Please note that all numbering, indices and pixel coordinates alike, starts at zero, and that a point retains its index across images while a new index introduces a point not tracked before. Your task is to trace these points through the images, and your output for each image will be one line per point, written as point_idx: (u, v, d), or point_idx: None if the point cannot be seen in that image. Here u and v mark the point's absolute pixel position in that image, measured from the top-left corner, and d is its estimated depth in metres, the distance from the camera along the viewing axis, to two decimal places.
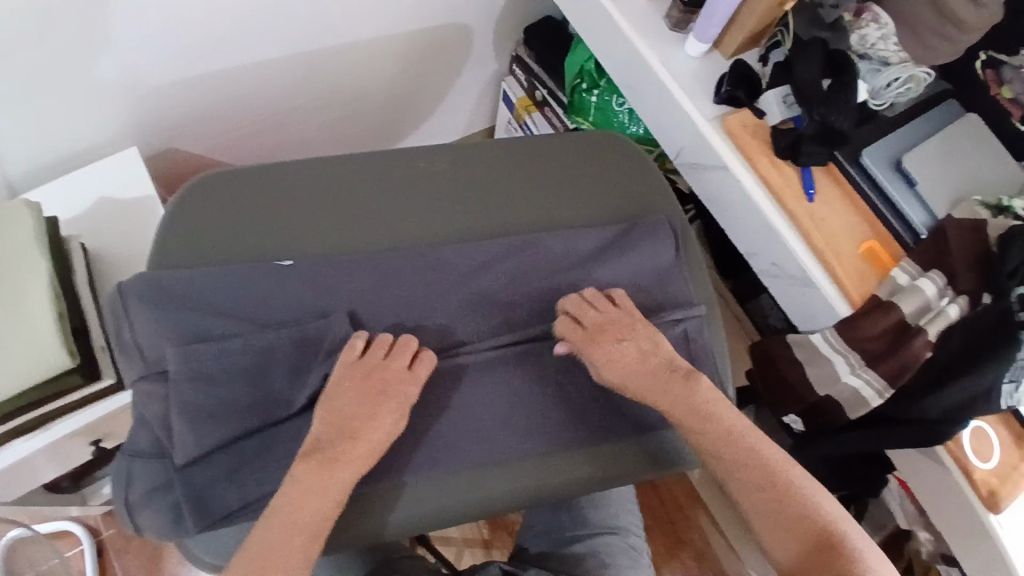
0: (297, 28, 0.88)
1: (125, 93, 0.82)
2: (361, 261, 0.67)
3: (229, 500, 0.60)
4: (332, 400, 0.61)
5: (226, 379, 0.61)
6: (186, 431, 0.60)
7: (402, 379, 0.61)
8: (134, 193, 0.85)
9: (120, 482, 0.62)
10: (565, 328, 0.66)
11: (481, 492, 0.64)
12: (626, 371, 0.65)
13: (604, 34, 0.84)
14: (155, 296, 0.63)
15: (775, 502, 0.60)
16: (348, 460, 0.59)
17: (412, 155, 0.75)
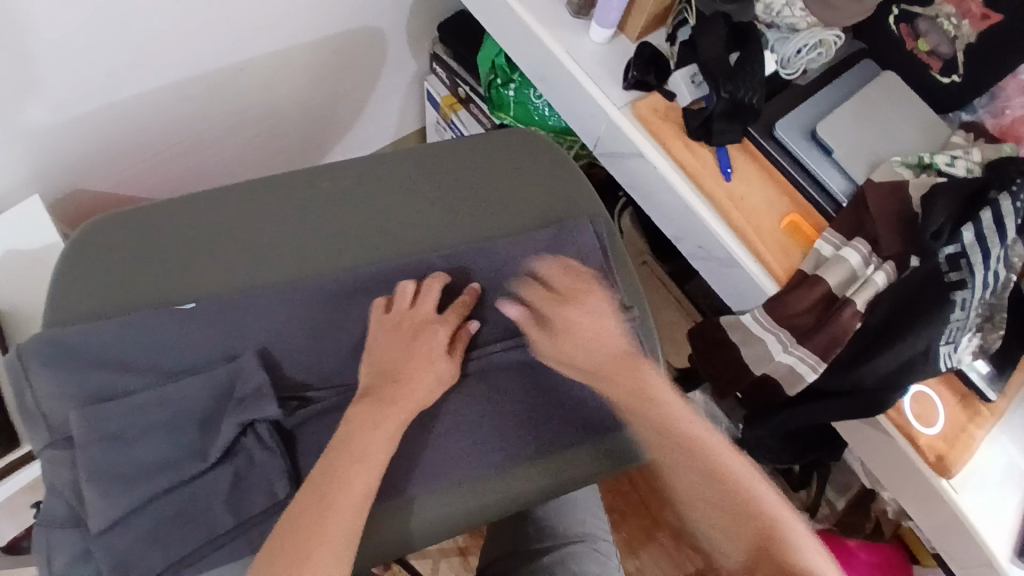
0: (194, 52, 0.84)
1: (16, 136, 0.77)
2: (270, 293, 0.64)
3: (150, 567, 0.55)
4: (373, 353, 0.62)
5: (138, 436, 0.57)
6: (94, 499, 0.55)
7: (432, 324, 0.63)
8: (36, 243, 0.82)
9: (40, 558, 0.57)
10: (540, 296, 0.68)
11: (422, 522, 0.61)
12: (585, 338, 0.66)
13: (508, 29, 0.81)
14: (55, 355, 0.59)
15: (705, 474, 0.61)
16: (399, 398, 0.59)
17: (321, 176, 0.72)
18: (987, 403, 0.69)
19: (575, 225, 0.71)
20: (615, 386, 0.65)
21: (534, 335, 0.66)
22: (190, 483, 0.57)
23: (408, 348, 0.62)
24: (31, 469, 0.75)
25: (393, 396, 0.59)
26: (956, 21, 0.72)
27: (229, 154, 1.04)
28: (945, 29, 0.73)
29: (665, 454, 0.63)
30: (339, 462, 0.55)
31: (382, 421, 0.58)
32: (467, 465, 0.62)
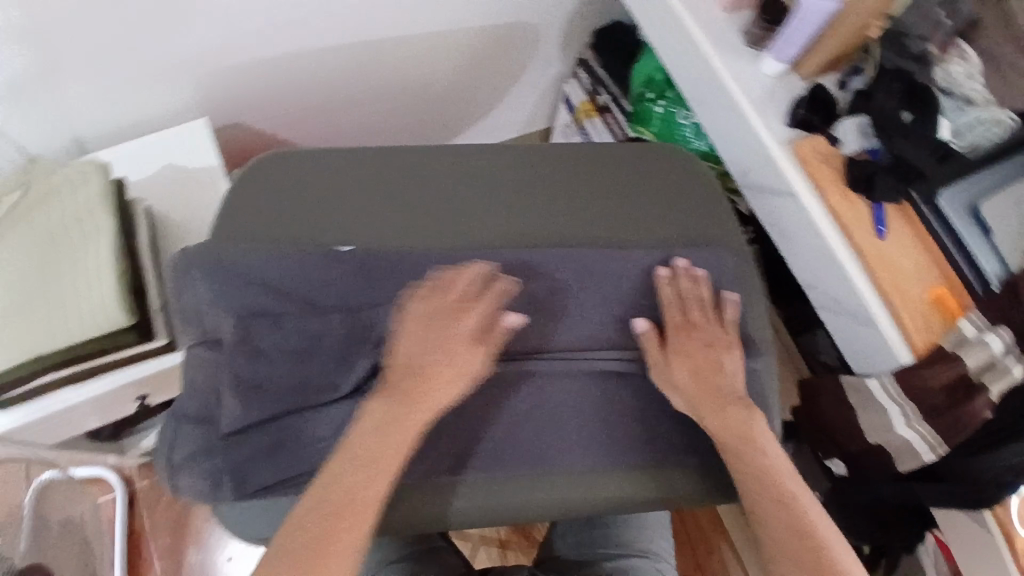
0: (361, 15, 0.87)
1: (194, 60, 0.83)
2: (413, 253, 0.66)
3: (261, 479, 0.60)
4: (402, 341, 0.61)
5: (274, 361, 0.61)
6: (229, 403, 0.61)
7: (463, 322, 0.61)
8: (197, 163, 0.87)
9: (165, 444, 0.63)
10: (672, 311, 0.65)
11: (506, 504, 0.63)
12: (710, 372, 0.64)
13: (676, 44, 0.81)
14: (212, 269, 0.64)
15: (777, 501, 0.59)
16: (427, 396, 0.59)
17: (473, 155, 0.74)
18: None
19: (722, 256, 0.69)
20: (720, 426, 0.62)
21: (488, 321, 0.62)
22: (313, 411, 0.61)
23: (436, 344, 0.60)
24: (166, 358, 0.77)
25: (421, 392, 0.59)
26: None
27: (371, 121, 1.07)
28: None
29: (761, 507, 0.59)
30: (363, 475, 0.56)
31: (407, 423, 0.58)
32: (566, 460, 0.63)
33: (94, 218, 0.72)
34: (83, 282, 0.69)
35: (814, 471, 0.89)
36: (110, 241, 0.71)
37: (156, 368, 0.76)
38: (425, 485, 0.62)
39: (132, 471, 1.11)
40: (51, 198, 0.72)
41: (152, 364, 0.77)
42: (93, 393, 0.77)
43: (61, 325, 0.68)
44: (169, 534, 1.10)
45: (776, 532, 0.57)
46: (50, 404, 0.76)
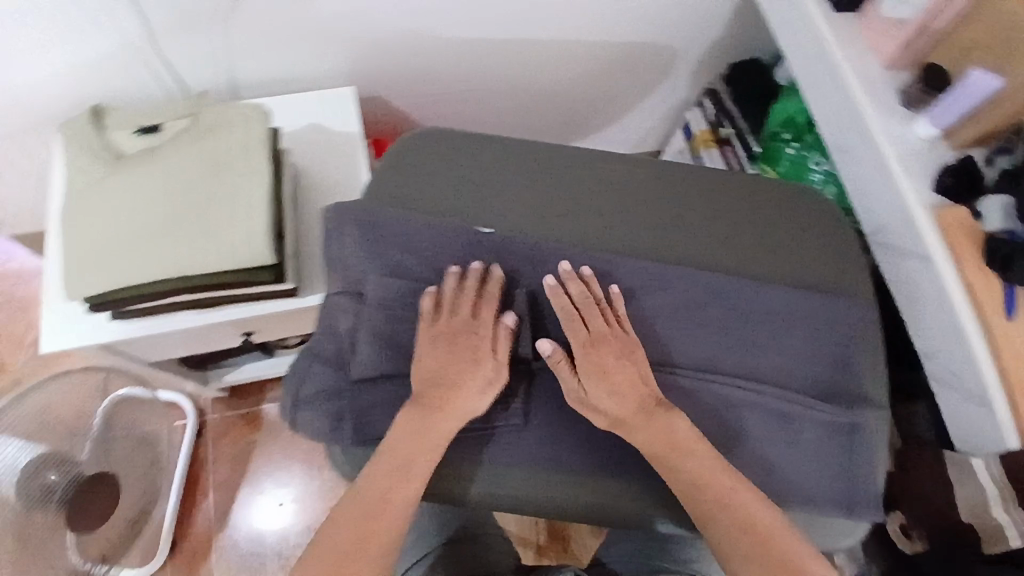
0: (517, 13, 0.89)
1: (355, 27, 0.87)
2: (556, 247, 0.68)
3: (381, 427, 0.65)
4: (420, 355, 0.65)
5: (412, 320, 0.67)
6: (365, 351, 0.65)
7: (472, 334, 0.66)
8: (339, 128, 0.90)
9: (295, 379, 0.66)
10: (570, 322, 0.66)
11: (595, 500, 0.65)
12: (600, 383, 0.64)
13: (827, 91, 0.81)
14: (365, 223, 0.67)
15: (755, 545, 0.59)
16: (449, 409, 0.63)
17: (624, 165, 0.75)
18: None
19: (847, 307, 0.68)
20: (647, 440, 0.63)
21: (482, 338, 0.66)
22: None
23: (442, 354, 0.65)
24: (292, 300, 0.81)
25: (441, 403, 0.63)
26: None
27: (496, 116, 1.10)
28: None
29: (732, 551, 0.59)
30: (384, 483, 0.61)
31: (431, 429, 0.62)
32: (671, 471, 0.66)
33: (249, 156, 0.75)
34: (238, 216, 0.73)
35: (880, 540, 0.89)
36: (263, 180, 0.74)
37: (279, 310, 0.81)
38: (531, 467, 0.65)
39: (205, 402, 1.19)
40: (211, 131, 0.75)
41: (272, 303, 0.81)
42: (215, 322, 0.81)
43: (208, 250, 0.72)
44: (230, 466, 1.17)
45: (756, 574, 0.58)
46: (175, 323, 0.81)
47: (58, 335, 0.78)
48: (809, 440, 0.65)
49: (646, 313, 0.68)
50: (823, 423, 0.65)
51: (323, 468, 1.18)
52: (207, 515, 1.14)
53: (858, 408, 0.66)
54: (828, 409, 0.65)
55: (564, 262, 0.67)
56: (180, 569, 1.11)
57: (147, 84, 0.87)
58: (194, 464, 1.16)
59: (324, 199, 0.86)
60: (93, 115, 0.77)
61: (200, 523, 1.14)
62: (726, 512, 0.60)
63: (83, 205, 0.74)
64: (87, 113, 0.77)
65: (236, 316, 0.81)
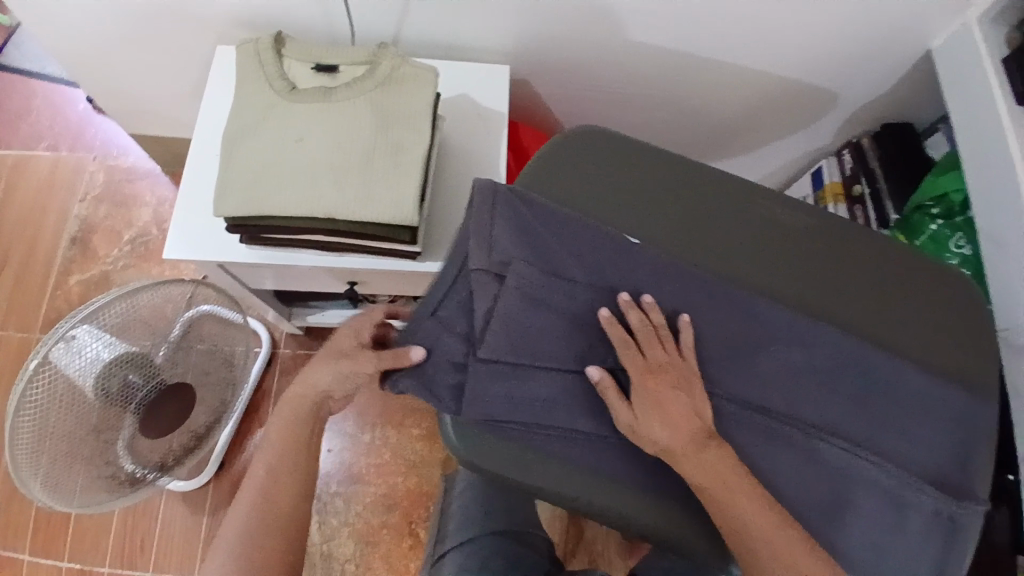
0: (691, 33, 0.91)
1: (537, 12, 0.89)
2: (699, 277, 0.67)
3: (486, 400, 0.61)
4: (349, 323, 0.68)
5: (545, 308, 0.64)
6: (490, 333, 0.62)
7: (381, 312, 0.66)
8: (491, 105, 0.92)
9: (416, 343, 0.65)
10: (626, 350, 0.62)
11: (678, 536, 0.62)
12: (653, 413, 0.60)
13: (994, 180, 0.81)
14: (538, 203, 0.68)
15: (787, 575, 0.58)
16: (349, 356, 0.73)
17: (783, 208, 0.74)
18: None
19: (980, 404, 0.67)
20: (699, 472, 0.59)
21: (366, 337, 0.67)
22: (577, 376, 0.63)
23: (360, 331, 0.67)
24: (416, 265, 0.83)
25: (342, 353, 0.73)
26: None
27: (629, 120, 1.13)
28: None
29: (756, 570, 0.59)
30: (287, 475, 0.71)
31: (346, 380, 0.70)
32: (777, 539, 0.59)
33: (418, 114, 0.77)
34: (391, 172, 0.74)
35: None
36: (424, 143, 0.76)
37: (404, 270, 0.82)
38: (631, 489, 0.62)
39: (280, 334, 1.24)
40: (386, 84, 0.77)
41: (396, 262, 0.83)
42: (342, 266, 0.83)
43: (360, 196, 0.73)
44: None
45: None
46: (311, 258, 0.83)
47: (189, 244, 0.81)
48: (914, 528, 0.62)
49: (781, 361, 0.65)
50: (928, 509, 0.63)
51: (376, 425, 1.21)
52: (260, 440, 1.19)
53: (964, 502, 0.63)
54: (936, 495, 0.63)
55: (623, 293, 0.65)
56: (225, 485, 1.16)
57: (326, 21, 0.91)
58: (259, 390, 1.21)
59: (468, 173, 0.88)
60: (274, 40, 0.79)
61: (253, 445, 1.19)
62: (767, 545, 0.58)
63: (253, 126, 0.76)
64: (270, 38, 0.79)
65: (357, 266, 0.83)
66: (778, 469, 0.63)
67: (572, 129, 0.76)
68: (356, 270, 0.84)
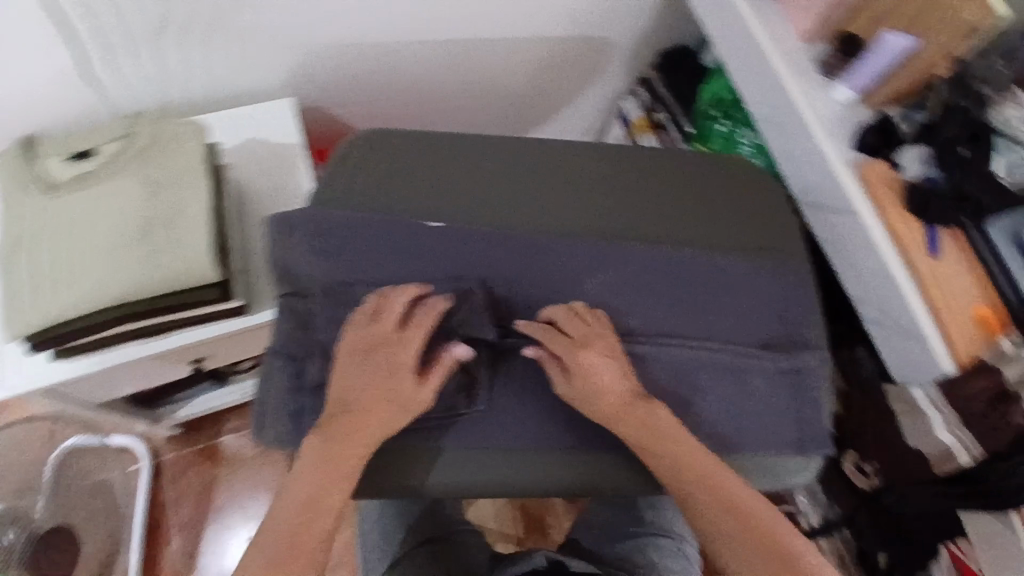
0: (459, 16, 0.93)
1: (298, 36, 0.87)
2: (508, 238, 0.72)
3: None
4: (355, 374, 0.62)
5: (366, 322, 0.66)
6: (317, 362, 0.65)
7: (388, 344, 0.63)
8: (279, 136, 0.88)
9: (262, 387, 0.67)
10: (549, 336, 0.67)
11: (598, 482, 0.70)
12: (587, 389, 0.65)
13: (751, 68, 0.87)
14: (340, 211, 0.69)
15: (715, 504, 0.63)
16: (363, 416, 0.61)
17: (565, 154, 0.81)
18: None
19: (787, 266, 0.76)
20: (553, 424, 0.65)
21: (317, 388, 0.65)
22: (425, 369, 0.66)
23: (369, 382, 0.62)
24: (250, 317, 0.79)
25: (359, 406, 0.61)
26: None
27: (437, 114, 1.13)
28: None
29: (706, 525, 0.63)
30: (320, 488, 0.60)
31: (354, 436, 0.61)
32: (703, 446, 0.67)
33: (195, 171, 0.76)
34: (181, 235, 0.73)
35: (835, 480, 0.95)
36: (206, 196, 0.75)
37: (236, 328, 0.78)
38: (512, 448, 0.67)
39: (159, 443, 1.14)
40: (151, 149, 0.76)
41: (225, 325, 0.79)
42: (163, 347, 0.78)
43: (157, 268, 0.71)
44: (194, 499, 1.12)
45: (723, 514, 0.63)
46: (140, 348, 0.77)
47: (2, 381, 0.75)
48: (760, 388, 0.70)
49: (609, 285, 0.72)
50: (768, 371, 0.71)
51: None
52: (175, 554, 1.09)
53: (800, 354, 0.72)
54: (769, 358, 0.71)
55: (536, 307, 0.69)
56: None
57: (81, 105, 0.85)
58: (153, 507, 1.11)
59: (269, 211, 0.85)
60: (23, 146, 0.76)
61: (168, 563, 1.09)
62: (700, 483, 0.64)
63: (23, 235, 0.72)
64: (17, 145, 0.75)
65: (184, 342, 0.78)
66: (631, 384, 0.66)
67: (349, 139, 0.77)
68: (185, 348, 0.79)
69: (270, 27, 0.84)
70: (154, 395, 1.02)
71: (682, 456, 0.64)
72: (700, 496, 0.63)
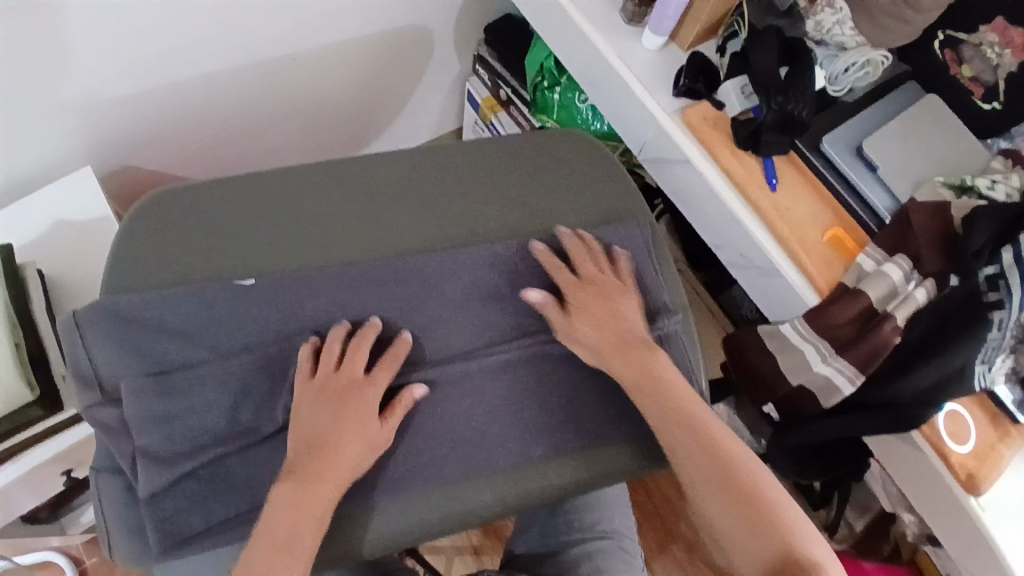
0: (257, 42, 0.87)
1: (78, 107, 0.80)
2: (329, 276, 0.66)
3: (196, 524, 0.61)
4: (306, 420, 0.61)
5: (196, 414, 0.61)
6: (146, 468, 0.60)
7: (361, 385, 0.62)
8: (87, 217, 0.83)
9: (96, 505, 0.63)
10: (558, 272, 0.68)
11: (534, 485, 0.65)
12: (587, 322, 0.66)
13: (563, 30, 0.84)
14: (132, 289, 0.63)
15: (694, 443, 0.61)
16: (330, 469, 0.59)
17: (373, 165, 0.73)
18: (1017, 425, 0.69)
19: (634, 230, 0.72)
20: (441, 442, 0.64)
21: (216, 475, 0.61)
22: (270, 441, 0.63)
23: (332, 418, 0.61)
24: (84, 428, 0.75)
25: (322, 461, 0.59)
26: (999, 49, 0.70)
27: (275, 140, 1.07)
28: (988, 57, 0.72)
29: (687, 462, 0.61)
30: (303, 503, 0.58)
31: (314, 497, 0.58)
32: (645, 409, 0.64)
33: None
34: None
35: (751, 419, 0.95)
36: None
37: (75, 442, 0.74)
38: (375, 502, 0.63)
39: (78, 549, 1.10)
40: None
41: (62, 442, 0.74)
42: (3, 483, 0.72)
43: None
44: None
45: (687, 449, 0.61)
46: None
47: None
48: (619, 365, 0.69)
49: (447, 300, 0.67)
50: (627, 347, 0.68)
51: None
52: None
53: (664, 320, 0.70)
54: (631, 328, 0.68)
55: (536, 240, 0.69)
56: None
57: None
58: None
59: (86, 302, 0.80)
60: None
61: None
62: (673, 423, 0.62)
63: None
64: None
65: (20, 472, 0.73)
66: (481, 399, 0.65)
67: (139, 202, 0.69)
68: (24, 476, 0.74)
69: (32, 107, 0.76)
70: (49, 508, 0.99)
71: (701, 429, 0.62)
72: (694, 456, 0.61)
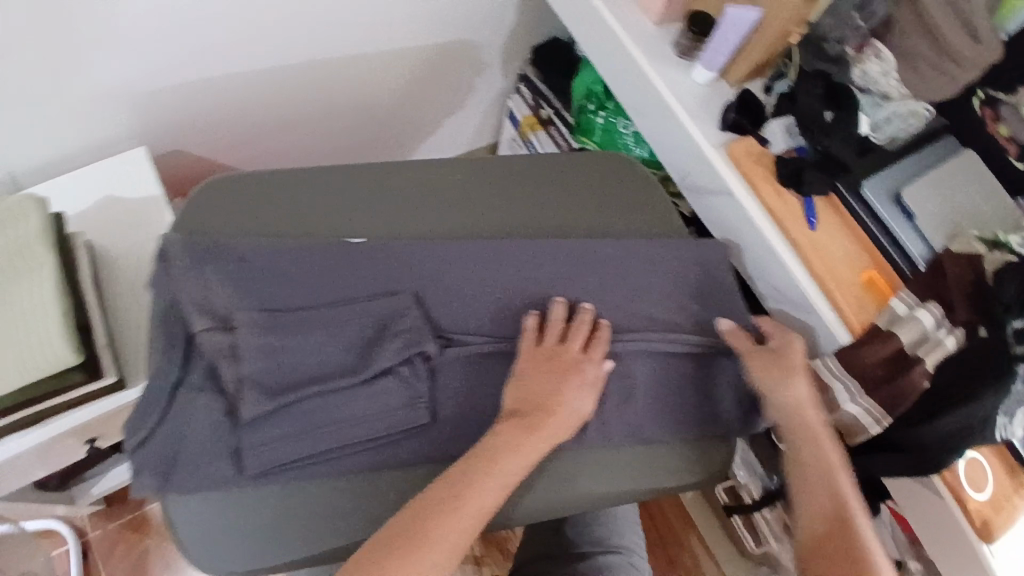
0: (317, 39, 0.90)
1: (141, 86, 0.83)
2: (398, 255, 0.71)
3: None
4: (526, 383, 0.66)
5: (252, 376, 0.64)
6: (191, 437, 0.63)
7: (581, 359, 0.67)
8: (137, 194, 0.85)
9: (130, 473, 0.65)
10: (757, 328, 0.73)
11: (605, 486, 0.69)
12: (778, 365, 0.70)
13: (615, 56, 0.86)
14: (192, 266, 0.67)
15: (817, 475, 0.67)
16: (547, 429, 0.64)
17: (430, 170, 0.79)
18: None
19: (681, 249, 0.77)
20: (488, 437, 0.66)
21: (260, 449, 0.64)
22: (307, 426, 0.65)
23: (555, 384, 0.66)
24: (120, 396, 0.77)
25: (539, 422, 0.64)
26: None
27: (320, 138, 1.10)
28: None
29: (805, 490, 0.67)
30: (487, 459, 0.62)
31: (522, 450, 0.62)
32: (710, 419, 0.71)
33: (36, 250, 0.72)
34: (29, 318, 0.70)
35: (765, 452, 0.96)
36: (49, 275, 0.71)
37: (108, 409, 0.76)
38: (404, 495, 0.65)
39: (84, 521, 1.11)
40: None
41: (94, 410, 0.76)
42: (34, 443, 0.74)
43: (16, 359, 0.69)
44: None
45: (810, 480, 0.67)
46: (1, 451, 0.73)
47: None
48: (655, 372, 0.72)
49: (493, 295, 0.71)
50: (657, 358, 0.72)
51: None
52: None
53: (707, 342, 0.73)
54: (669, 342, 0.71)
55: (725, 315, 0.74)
56: None
57: None
58: None
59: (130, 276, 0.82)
60: None
61: None
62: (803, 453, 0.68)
63: None
64: None
65: (48, 436, 0.75)
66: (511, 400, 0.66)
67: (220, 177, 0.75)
68: (51, 441, 0.76)
69: (98, 81, 0.79)
70: (61, 479, 0.99)
71: (821, 460, 0.67)
72: (817, 486, 0.67)
